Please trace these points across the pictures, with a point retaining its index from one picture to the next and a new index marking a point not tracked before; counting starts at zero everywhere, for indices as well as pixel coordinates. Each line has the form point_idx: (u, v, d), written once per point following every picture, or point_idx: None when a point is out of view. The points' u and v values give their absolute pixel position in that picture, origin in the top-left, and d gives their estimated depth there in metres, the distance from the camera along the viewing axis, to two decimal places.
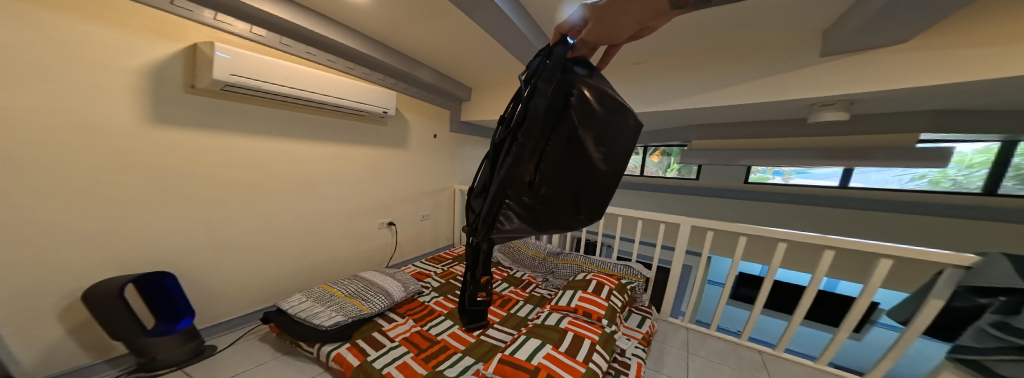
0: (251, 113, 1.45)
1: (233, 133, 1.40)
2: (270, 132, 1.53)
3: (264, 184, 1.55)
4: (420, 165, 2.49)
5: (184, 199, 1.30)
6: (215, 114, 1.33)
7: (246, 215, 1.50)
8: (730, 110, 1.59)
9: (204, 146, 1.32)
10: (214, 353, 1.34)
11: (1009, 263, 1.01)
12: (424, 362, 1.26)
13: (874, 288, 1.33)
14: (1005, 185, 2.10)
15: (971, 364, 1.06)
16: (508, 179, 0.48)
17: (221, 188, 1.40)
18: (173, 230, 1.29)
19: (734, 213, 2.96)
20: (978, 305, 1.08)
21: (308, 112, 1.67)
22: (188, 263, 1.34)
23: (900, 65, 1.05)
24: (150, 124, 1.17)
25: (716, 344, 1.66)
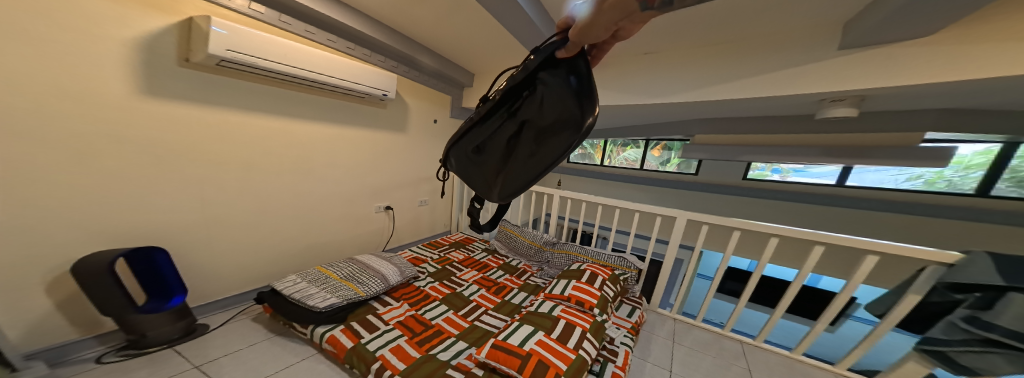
0: (248, 91, 1.39)
1: (229, 108, 1.34)
2: (266, 110, 1.47)
3: (260, 163, 1.50)
4: (419, 149, 2.45)
5: (177, 173, 1.25)
6: (211, 90, 1.27)
7: (241, 195, 1.46)
8: (735, 104, 1.60)
9: (197, 120, 1.26)
10: (206, 332, 1.32)
11: (991, 262, 1.05)
12: (418, 346, 1.27)
13: (856, 283, 1.37)
14: (998, 187, 2.15)
15: (933, 353, 1.14)
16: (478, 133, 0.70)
17: (213, 166, 1.34)
18: (163, 207, 1.24)
19: (731, 207, 3.07)
20: (953, 300, 1.12)
21: (306, 92, 1.60)
22: (180, 241, 1.31)
23: (916, 60, 1.05)
24: (140, 95, 1.11)
25: (700, 334, 1.72)
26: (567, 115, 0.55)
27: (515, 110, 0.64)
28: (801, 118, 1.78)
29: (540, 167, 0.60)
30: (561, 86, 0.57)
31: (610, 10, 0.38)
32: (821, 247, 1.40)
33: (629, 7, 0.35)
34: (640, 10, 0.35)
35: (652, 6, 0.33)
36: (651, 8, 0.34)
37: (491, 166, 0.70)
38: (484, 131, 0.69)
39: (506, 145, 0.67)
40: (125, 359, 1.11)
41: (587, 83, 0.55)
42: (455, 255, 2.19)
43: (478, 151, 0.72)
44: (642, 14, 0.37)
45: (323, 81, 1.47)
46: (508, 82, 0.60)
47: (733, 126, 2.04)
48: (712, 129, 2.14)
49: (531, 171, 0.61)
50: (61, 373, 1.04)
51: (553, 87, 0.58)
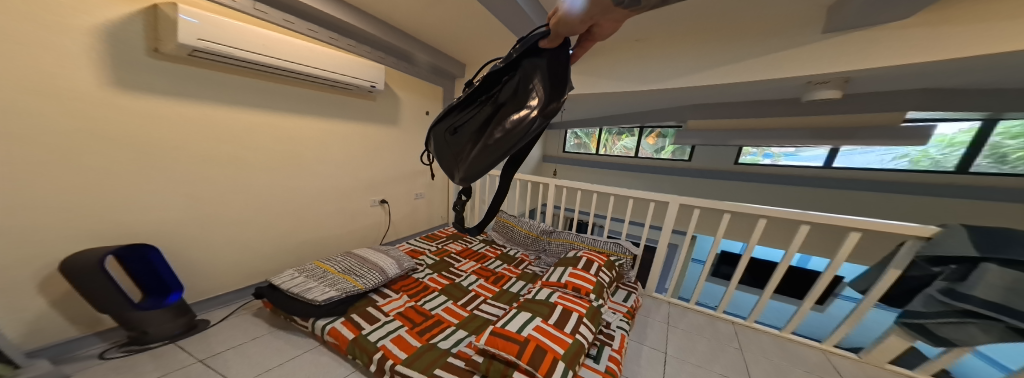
0: (229, 84, 1.36)
1: (210, 103, 1.32)
2: (250, 104, 1.44)
3: (249, 159, 1.49)
4: (412, 142, 2.43)
5: (163, 171, 1.24)
6: (188, 83, 1.24)
7: (231, 192, 1.45)
8: (726, 89, 1.61)
9: (177, 115, 1.24)
10: (207, 328, 1.33)
11: (968, 235, 1.08)
12: (419, 336, 1.30)
13: (840, 261, 1.42)
14: (977, 163, 2.19)
15: (915, 326, 1.20)
16: (454, 116, 0.68)
17: (201, 163, 1.33)
18: (152, 204, 1.23)
19: (722, 192, 3.13)
20: (931, 273, 1.17)
21: (291, 85, 1.57)
22: (172, 238, 1.31)
23: (891, 43, 1.08)
24: (114, 90, 1.08)
25: (694, 318, 1.77)
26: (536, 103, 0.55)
27: (493, 96, 0.62)
28: (789, 102, 1.80)
29: (498, 151, 0.59)
30: (538, 73, 0.57)
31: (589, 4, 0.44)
32: (808, 226, 1.43)
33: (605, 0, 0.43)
34: (616, 4, 0.43)
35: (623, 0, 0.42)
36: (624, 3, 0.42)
37: (459, 151, 0.66)
38: (462, 115, 0.67)
39: (474, 129, 0.64)
40: (128, 355, 1.12)
41: (563, 76, 0.58)
42: (454, 246, 2.22)
43: (449, 135, 0.69)
44: (617, 8, 0.44)
45: (305, 72, 1.44)
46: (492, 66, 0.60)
47: (724, 111, 2.06)
48: (703, 114, 2.16)
49: (493, 154, 0.60)
50: (66, 369, 1.05)
51: (532, 73, 0.57)
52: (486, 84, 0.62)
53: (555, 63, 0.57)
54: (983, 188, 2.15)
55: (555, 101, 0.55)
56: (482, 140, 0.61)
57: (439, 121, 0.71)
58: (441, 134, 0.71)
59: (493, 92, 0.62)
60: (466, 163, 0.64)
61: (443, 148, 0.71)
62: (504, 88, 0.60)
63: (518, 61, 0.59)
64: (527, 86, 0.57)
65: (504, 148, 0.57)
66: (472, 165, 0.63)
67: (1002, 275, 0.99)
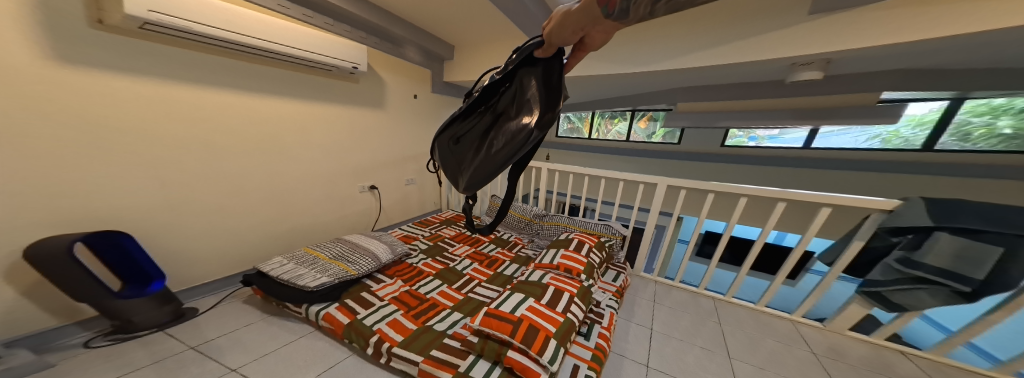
0: (193, 63, 1.27)
1: (175, 83, 1.23)
2: (220, 85, 1.36)
3: (224, 143, 1.42)
4: (401, 127, 2.36)
5: (130, 155, 1.17)
6: (145, 60, 1.15)
7: (207, 178, 1.39)
8: (714, 71, 1.64)
9: (137, 95, 1.15)
10: (197, 316, 1.30)
11: (924, 206, 1.17)
12: (415, 319, 1.32)
13: (811, 236, 1.52)
14: (942, 141, 2.33)
15: (873, 294, 1.32)
16: (457, 125, 0.72)
17: (170, 147, 1.26)
18: (120, 191, 1.17)
19: (707, 173, 3.26)
20: (889, 243, 1.27)
21: (263, 64, 1.48)
22: (145, 225, 1.25)
23: (865, 28, 1.12)
24: (61, 66, 0.99)
25: (679, 295, 1.87)
26: (534, 110, 0.60)
27: (494, 104, 0.67)
28: (773, 84, 1.86)
29: (503, 158, 0.63)
30: (534, 81, 0.62)
31: (583, 14, 0.54)
32: (784, 204, 1.51)
33: (595, 10, 0.53)
34: (606, 15, 0.53)
35: (612, 12, 0.52)
36: (612, 14, 0.52)
37: (464, 157, 0.71)
38: (464, 125, 0.72)
39: (478, 137, 0.69)
40: (115, 343, 1.10)
41: (558, 83, 0.63)
42: (447, 232, 2.22)
43: (454, 144, 0.73)
44: (605, 20, 0.54)
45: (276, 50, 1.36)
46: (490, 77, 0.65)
47: (712, 93, 2.10)
48: (692, 96, 2.21)
49: (497, 161, 0.63)
50: (51, 358, 1.03)
51: (528, 81, 0.63)
52: (485, 93, 0.67)
53: (549, 71, 0.63)
54: (942, 166, 2.33)
55: (552, 108, 0.60)
56: (486, 147, 0.66)
57: (442, 131, 0.75)
58: (445, 144, 0.75)
59: (493, 101, 0.67)
60: (470, 169, 0.69)
61: (449, 157, 0.75)
62: (503, 97, 0.66)
63: (516, 70, 0.64)
64: (524, 95, 0.62)
65: (507, 155, 0.62)
66: (477, 171, 0.67)
67: (951, 242, 1.10)
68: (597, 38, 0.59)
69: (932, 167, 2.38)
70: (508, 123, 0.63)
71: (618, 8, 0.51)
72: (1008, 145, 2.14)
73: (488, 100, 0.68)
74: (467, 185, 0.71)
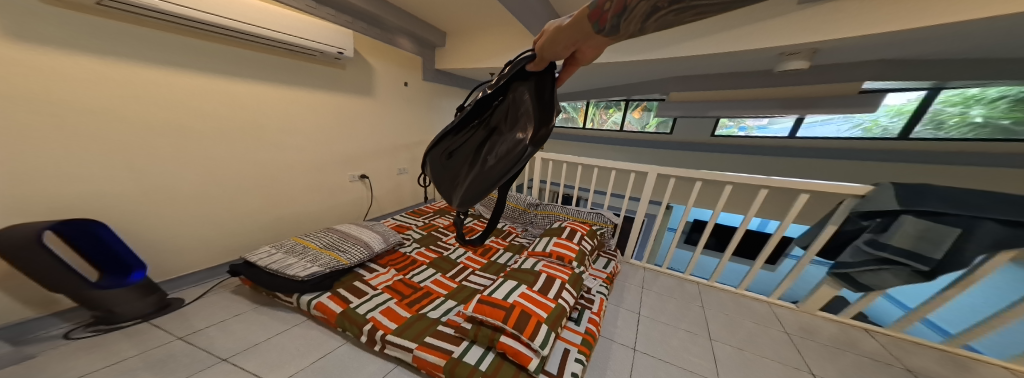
0: (161, 43, 1.19)
1: (144, 65, 1.17)
2: (195, 68, 1.29)
3: (201, 128, 1.35)
4: (391, 115, 2.30)
5: (97, 140, 1.10)
6: (106, 37, 1.07)
7: (184, 164, 1.33)
8: (706, 60, 1.67)
9: (101, 76, 1.08)
10: (183, 306, 1.27)
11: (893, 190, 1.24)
12: (408, 307, 1.32)
13: (789, 222, 1.60)
14: (917, 130, 2.38)
15: (843, 275, 1.42)
16: (449, 140, 0.70)
17: (141, 131, 1.20)
18: (89, 178, 1.11)
19: (694, 162, 3.35)
20: (860, 226, 1.36)
21: (241, 47, 1.40)
22: (120, 214, 1.20)
23: (844, 20, 1.16)
24: (10, 41, 0.92)
25: (666, 281, 1.95)
26: (528, 127, 0.60)
27: (488, 119, 0.66)
28: (761, 73, 1.91)
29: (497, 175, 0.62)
30: (527, 95, 0.63)
31: (573, 29, 0.52)
32: (766, 190, 1.57)
33: (585, 24, 0.51)
34: (596, 31, 0.51)
35: (602, 28, 0.50)
36: (602, 30, 0.50)
37: (459, 172, 0.70)
38: (456, 140, 0.70)
39: (473, 153, 0.68)
40: (98, 334, 1.07)
41: (549, 98, 0.63)
42: (441, 221, 2.21)
43: (447, 159, 0.72)
44: (597, 36, 0.52)
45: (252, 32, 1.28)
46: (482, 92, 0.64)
47: (703, 83, 2.15)
48: (684, 86, 2.25)
49: (492, 177, 0.63)
50: (29, 349, 1.00)
51: (521, 96, 0.63)
52: (476, 107, 0.65)
53: (541, 85, 0.63)
54: (913, 153, 2.45)
55: (545, 124, 0.61)
56: (481, 162, 0.66)
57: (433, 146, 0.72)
58: (437, 159, 0.73)
59: (485, 116, 0.67)
60: (465, 184, 0.68)
61: (441, 172, 0.74)
62: (496, 112, 0.66)
63: (508, 84, 0.64)
64: (518, 112, 0.63)
65: (502, 170, 0.61)
66: (472, 187, 0.67)
67: (915, 224, 1.18)
68: (587, 52, 0.56)
69: (903, 156, 2.51)
70: (503, 141, 0.63)
71: (609, 23, 0.49)
72: (978, 133, 2.20)
73: (480, 114, 0.67)
74: (460, 201, 0.70)
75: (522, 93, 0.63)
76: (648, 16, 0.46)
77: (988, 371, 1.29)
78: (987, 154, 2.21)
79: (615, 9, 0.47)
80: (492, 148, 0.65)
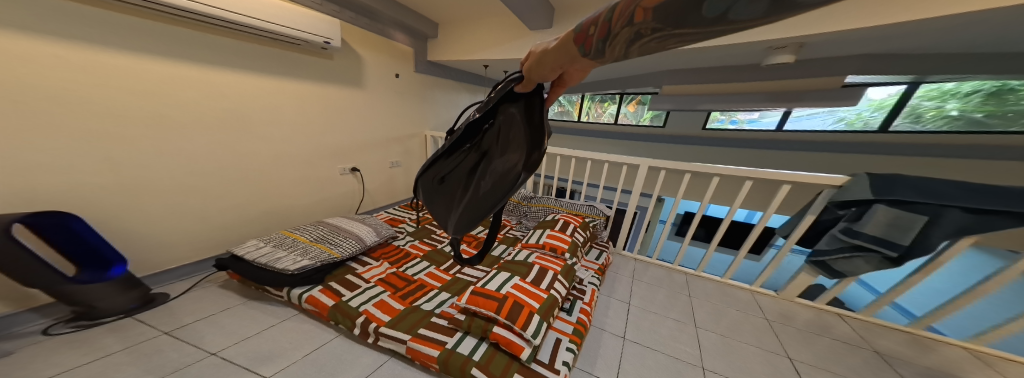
0: (133, 28, 1.12)
1: (116, 51, 1.11)
2: (173, 55, 1.23)
3: (181, 118, 1.30)
4: (382, 107, 2.24)
5: (66, 129, 1.05)
6: (72, 21, 1.01)
7: (163, 156, 1.28)
8: (698, 54, 1.70)
9: (68, 61, 1.02)
10: (168, 301, 1.23)
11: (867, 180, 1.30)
12: (402, 299, 1.32)
13: (772, 213, 1.66)
14: (896, 123, 2.46)
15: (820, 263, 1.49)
16: (441, 164, 0.69)
17: (115, 121, 1.14)
18: (59, 169, 1.05)
19: (685, 155, 3.43)
20: (837, 215, 1.41)
21: (221, 36, 1.34)
22: (96, 207, 1.15)
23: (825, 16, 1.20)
24: None
25: (655, 271, 2.00)
26: (522, 157, 0.62)
27: (477, 143, 0.65)
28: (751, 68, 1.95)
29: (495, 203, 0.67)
30: (516, 119, 0.60)
31: (559, 52, 0.45)
32: (751, 182, 1.62)
33: (570, 46, 0.43)
34: (581, 56, 0.43)
35: (588, 52, 0.43)
36: (588, 54, 0.43)
37: (456, 194, 0.73)
38: (448, 163, 0.70)
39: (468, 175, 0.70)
40: (78, 330, 1.03)
41: (540, 119, 0.59)
42: None
43: (442, 180, 0.73)
44: (582, 61, 0.45)
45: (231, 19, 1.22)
46: (470, 118, 0.60)
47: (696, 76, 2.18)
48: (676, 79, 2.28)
49: (490, 205, 0.67)
50: (6, 346, 0.96)
51: (511, 120, 0.60)
52: (464, 132, 0.62)
53: (531, 108, 0.58)
54: (891, 146, 2.56)
55: (536, 148, 0.61)
56: (476, 186, 0.69)
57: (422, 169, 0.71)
58: (431, 181, 0.73)
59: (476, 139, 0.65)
60: (462, 207, 0.72)
61: (436, 192, 0.75)
62: (487, 137, 0.64)
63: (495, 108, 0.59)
64: (509, 138, 0.62)
65: (497, 197, 0.65)
66: (470, 211, 0.71)
67: (887, 213, 1.24)
68: (575, 74, 0.50)
69: (882, 150, 2.61)
70: (497, 169, 0.65)
71: (595, 47, 0.41)
72: (952, 125, 2.27)
73: (469, 138, 0.64)
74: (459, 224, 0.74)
75: (512, 115, 0.60)
76: (635, 41, 0.38)
77: (948, 350, 1.39)
78: (959, 147, 2.31)
79: (601, 32, 0.39)
80: (486, 174, 0.67)
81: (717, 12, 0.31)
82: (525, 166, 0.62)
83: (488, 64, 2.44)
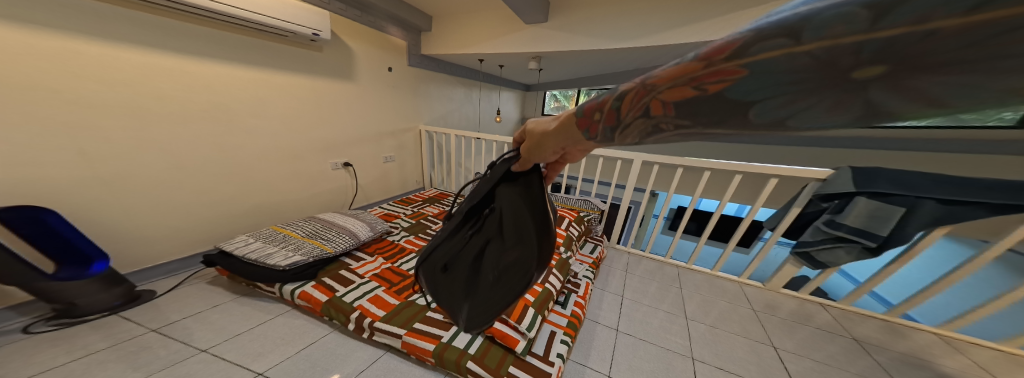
0: (109, 15, 1.06)
1: (90, 39, 1.05)
2: (151, 44, 1.17)
3: (162, 109, 1.24)
4: (375, 101, 2.20)
5: (39, 120, 0.99)
6: (41, 5, 0.95)
7: (144, 149, 1.23)
8: (692, 48, 1.71)
9: (39, 47, 0.96)
10: (154, 298, 1.20)
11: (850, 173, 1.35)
12: (396, 294, 1.30)
13: (759, 205, 1.70)
14: None
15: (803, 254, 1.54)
16: (444, 251, 0.69)
17: (92, 112, 1.09)
18: (32, 161, 1.00)
19: (677, 149, 3.48)
20: (820, 208, 1.46)
21: (203, 25, 1.28)
22: (73, 202, 1.10)
23: None
24: None
25: (648, 264, 2.04)
26: (526, 242, 0.57)
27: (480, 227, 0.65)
28: None
29: (505, 297, 0.59)
30: (514, 198, 0.58)
31: (562, 136, 0.46)
32: (740, 176, 1.65)
33: (576, 130, 0.43)
34: (588, 138, 0.43)
35: (594, 136, 0.42)
36: (595, 138, 0.42)
37: (461, 285, 0.68)
38: (452, 249, 0.69)
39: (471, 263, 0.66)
40: (60, 328, 1.00)
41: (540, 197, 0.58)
42: (430, 210, 2.18)
43: (446, 269, 0.70)
44: (587, 142, 0.45)
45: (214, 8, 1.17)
46: (470, 201, 0.62)
47: None
48: None
49: (499, 300, 0.60)
50: None
51: (509, 200, 0.59)
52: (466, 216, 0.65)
53: (530, 187, 0.59)
54: (873, 141, 2.64)
55: (541, 229, 0.56)
56: (482, 275, 0.64)
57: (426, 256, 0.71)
58: (435, 270, 0.71)
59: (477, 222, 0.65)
60: (468, 299, 0.66)
61: (439, 280, 0.72)
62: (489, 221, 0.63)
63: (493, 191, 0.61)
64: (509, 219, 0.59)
65: (506, 289, 0.58)
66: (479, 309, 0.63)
67: (867, 204, 1.28)
68: (575, 153, 0.51)
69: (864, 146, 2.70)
70: (502, 257, 0.59)
71: (603, 132, 0.40)
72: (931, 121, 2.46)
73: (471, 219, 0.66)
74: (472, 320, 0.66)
75: (510, 194, 0.59)
76: (653, 132, 0.36)
77: (919, 336, 1.47)
78: (934, 141, 2.41)
79: (608, 119, 0.38)
80: (491, 261, 0.62)
81: (767, 118, 0.27)
82: (531, 256, 0.56)
83: (484, 58, 2.41)
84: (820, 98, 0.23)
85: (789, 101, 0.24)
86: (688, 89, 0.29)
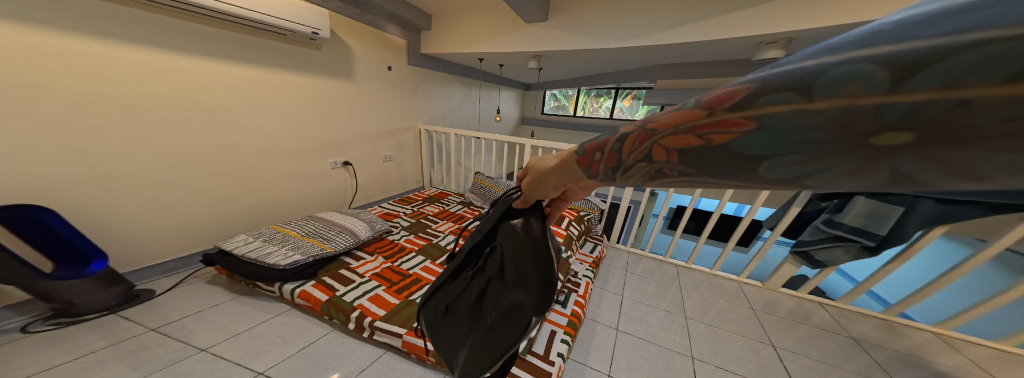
0: (106, 13, 1.05)
1: (86, 37, 1.04)
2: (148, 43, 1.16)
3: (160, 108, 1.24)
4: (375, 100, 2.20)
5: (35, 118, 0.99)
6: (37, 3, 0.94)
7: (141, 148, 1.22)
8: (692, 47, 1.71)
9: (35, 45, 0.95)
10: (153, 297, 1.19)
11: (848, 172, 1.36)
12: (396, 293, 1.29)
13: (759, 205, 1.71)
14: None
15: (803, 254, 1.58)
16: (448, 291, 0.68)
17: (89, 111, 1.08)
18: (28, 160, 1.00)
19: None
20: (820, 207, 1.47)
21: (201, 23, 1.27)
22: (70, 201, 1.09)
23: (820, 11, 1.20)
24: None
25: (648, 263, 2.05)
26: (525, 283, 0.54)
27: (480, 268, 0.64)
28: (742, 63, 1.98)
29: (505, 344, 0.55)
30: (513, 236, 0.58)
31: (562, 173, 0.46)
32: None
33: (575, 168, 0.42)
34: (588, 177, 0.41)
35: (593, 174, 0.40)
36: (594, 177, 0.40)
37: (462, 328, 0.65)
38: (455, 290, 0.68)
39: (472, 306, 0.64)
40: (59, 327, 1.00)
41: (541, 235, 0.55)
42: (430, 209, 2.18)
43: (449, 311, 0.68)
44: (587, 182, 0.44)
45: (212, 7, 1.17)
46: (472, 240, 0.63)
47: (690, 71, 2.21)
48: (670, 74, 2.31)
49: (499, 348, 0.56)
50: None
51: (508, 238, 0.58)
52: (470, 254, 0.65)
53: (529, 224, 0.57)
54: None
55: (541, 270, 0.53)
56: (482, 318, 0.61)
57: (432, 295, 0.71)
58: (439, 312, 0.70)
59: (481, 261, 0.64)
60: (468, 344, 0.63)
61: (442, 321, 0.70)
62: (490, 260, 0.62)
63: (494, 229, 0.62)
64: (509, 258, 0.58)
65: (506, 335, 0.54)
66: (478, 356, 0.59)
67: (865, 203, 1.28)
68: (577, 191, 0.51)
69: None
70: (502, 300, 0.57)
71: (602, 172, 0.38)
72: None
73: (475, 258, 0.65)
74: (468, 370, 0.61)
75: (509, 231, 0.59)
76: (655, 178, 0.33)
77: (917, 335, 1.47)
78: None
79: (609, 159, 0.36)
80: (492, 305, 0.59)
81: (782, 176, 0.23)
82: (530, 300, 0.53)
83: (483, 57, 2.40)
84: (843, 160, 0.19)
85: (802, 160, 0.21)
86: (693, 137, 0.27)
